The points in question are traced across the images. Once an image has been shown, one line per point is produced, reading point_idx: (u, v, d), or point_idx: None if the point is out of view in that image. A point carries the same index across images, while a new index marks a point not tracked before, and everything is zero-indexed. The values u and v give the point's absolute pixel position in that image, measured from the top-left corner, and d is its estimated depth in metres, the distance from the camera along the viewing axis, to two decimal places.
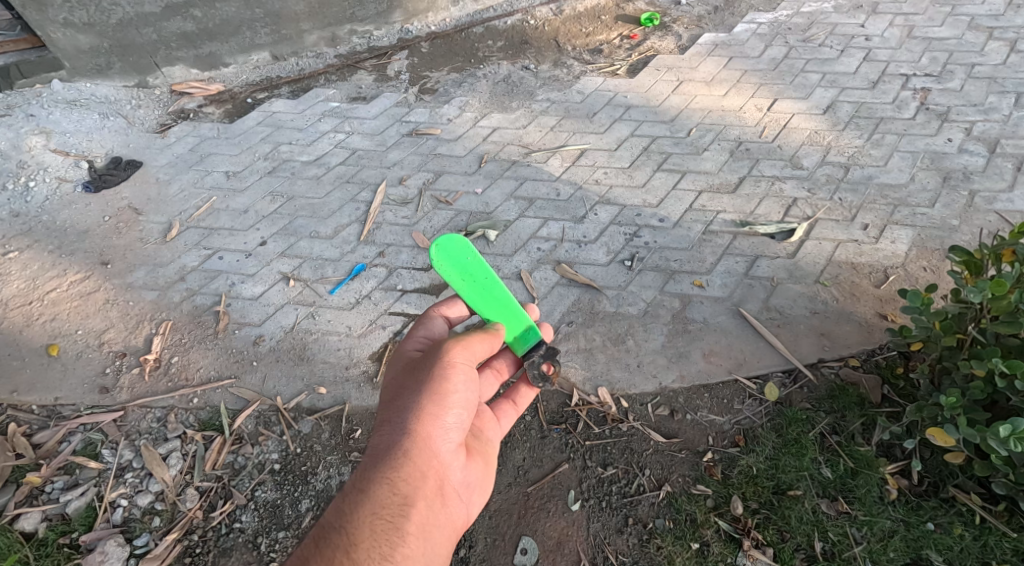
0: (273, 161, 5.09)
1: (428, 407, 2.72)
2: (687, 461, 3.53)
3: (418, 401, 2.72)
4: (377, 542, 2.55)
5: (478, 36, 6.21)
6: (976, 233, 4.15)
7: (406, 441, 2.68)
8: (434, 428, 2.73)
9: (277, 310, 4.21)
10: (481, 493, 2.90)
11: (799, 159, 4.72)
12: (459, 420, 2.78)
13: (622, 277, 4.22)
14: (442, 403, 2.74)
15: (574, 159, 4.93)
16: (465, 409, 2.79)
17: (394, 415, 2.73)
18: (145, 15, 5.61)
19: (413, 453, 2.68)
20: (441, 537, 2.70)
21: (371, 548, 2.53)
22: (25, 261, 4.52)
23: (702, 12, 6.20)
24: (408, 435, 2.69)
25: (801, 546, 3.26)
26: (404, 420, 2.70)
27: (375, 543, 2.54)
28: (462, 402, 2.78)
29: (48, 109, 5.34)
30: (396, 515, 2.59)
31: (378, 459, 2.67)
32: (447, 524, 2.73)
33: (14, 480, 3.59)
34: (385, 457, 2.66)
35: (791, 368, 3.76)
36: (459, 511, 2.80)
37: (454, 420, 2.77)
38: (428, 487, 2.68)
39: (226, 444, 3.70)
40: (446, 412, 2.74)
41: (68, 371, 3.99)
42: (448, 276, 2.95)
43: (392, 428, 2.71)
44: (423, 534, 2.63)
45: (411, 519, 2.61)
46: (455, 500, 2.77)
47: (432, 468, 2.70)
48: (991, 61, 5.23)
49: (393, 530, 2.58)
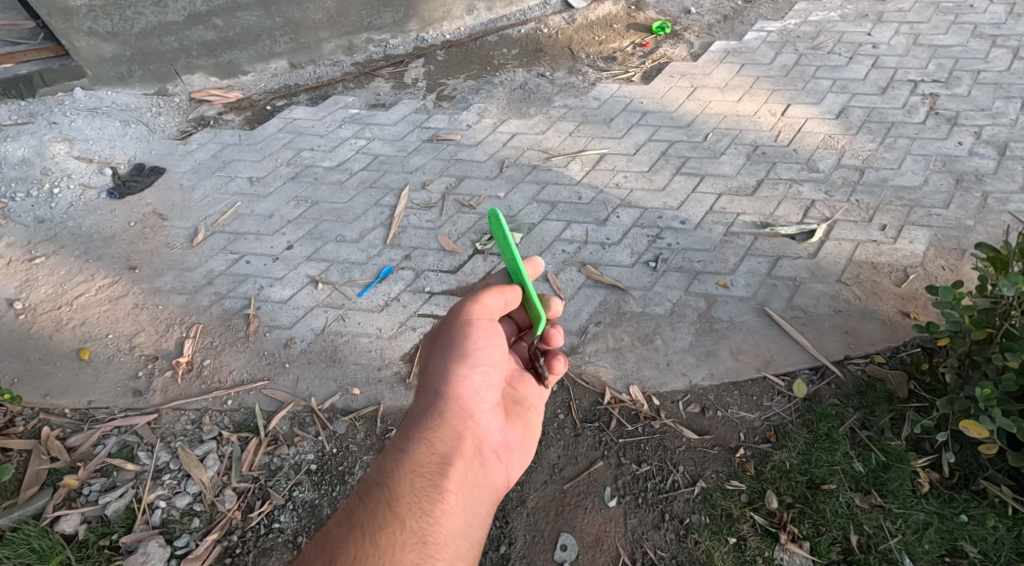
0: (296, 167, 5.23)
1: (458, 367, 2.76)
2: (720, 457, 3.57)
3: (448, 361, 2.75)
4: (418, 497, 2.53)
5: (492, 44, 6.31)
6: (993, 232, 4.22)
7: (441, 402, 2.71)
8: (467, 389, 2.76)
9: (307, 313, 4.31)
10: (520, 456, 2.89)
11: (815, 162, 4.80)
12: (489, 380, 2.81)
13: (647, 278, 4.27)
14: (471, 363, 2.78)
15: (593, 163, 5.00)
16: (495, 368, 2.82)
17: (428, 379, 2.77)
18: (168, 24, 5.70)
19: (447, 412, 2.70)
20: (482, 495, 2.68)
21: (411, 503, 2.51)
22: (52, 266, 4.67)
23: (712, 21, 6.31)
24: (442, 394, 2.72)
25: (837, 539, 3.31)
26: (437, 382, 2.74)
27: (415, 498, 2.52)
28: (492, 360, 2.81)
29: (71, 117, 5.49)
30: (434, 471, 2.59)
31: (413, 420, 2.70)
32: (487, 484, 2.71)
33: (51, 483, 3.65)
34: (421, 418, 2.69)
35: (818, 365, 3.81)
36: (498, 471, 2.78)
37: (485, 379, 2.80)
38: (465, 446, 2.68)
39: (262, 445, 3.75)
40: (476, 371, 2.78)
41: (99, 374, 4.09)
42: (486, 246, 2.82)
43: (427, 391, 2.75)
44: (463, 491, 2.61)
45: (450, 476, 2.60)
46: (493, 460, 2.76)
47: (468, 428, 2.72)
48: (995, 68, 5.34)
49: (432, 487, 2.56)
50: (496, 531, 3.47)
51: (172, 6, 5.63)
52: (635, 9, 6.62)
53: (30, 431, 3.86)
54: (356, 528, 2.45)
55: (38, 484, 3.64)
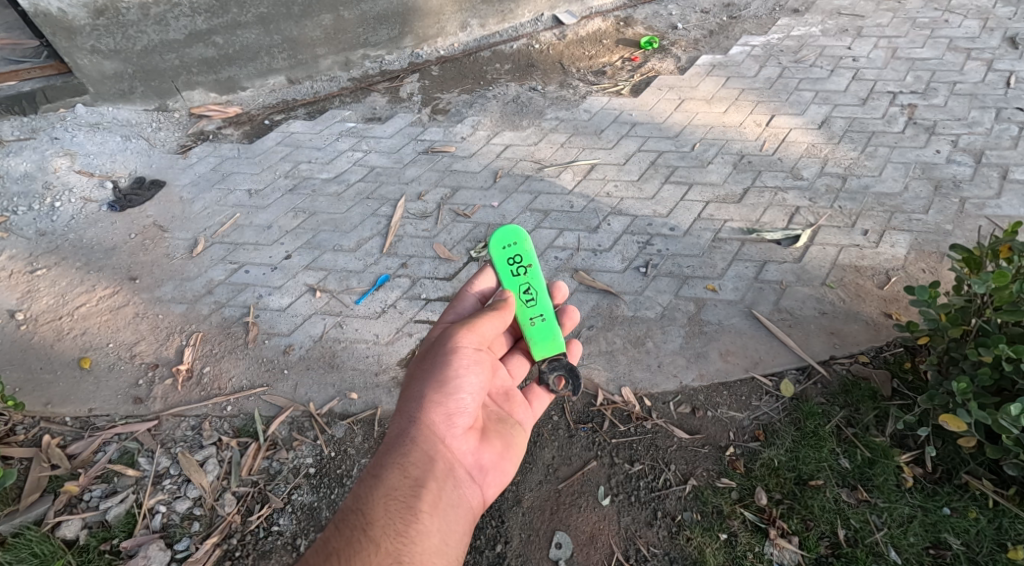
0: (294, 179, 5.35)
1: (433, 394, 2.93)
2: (710, 456, 3.67)
3: (423, 389, 2.94)
4: (392, 520, 2.70)
5: (486, 59, 6.48)
6: (971, 235, 4.36)
7: (414, 429, 2.89)
8: (440, 416, 2.93)
9: (305, 320, 4.41)
10: (497, 477, 3.04)
11: (799, 170, 4.95)
12: (465, 405, 2.98)
13: (637, 283, 4.39)
14: (447, 390, 2.95)
15: (584, 173, 5.14)
16: (471, 395, 2.99)
17: (404, 407, 2.95)
18: (169, 42, 5.83)
19: (420, 438, 2.88)
20: (457, 515, 2.84)
21: (385, 526, 2.68)
22: (53, 277, 4.77)
23: (698, 36, 6.49)
24: (415, 421, 2.90)
25: (825, 534, 3.40)
26: (411, 410, 2.92)
27: (389, 520, 2.69)
28: (469, 387, 2.99)
29: (72, 132, 5.61)
30: (408, 495, 2.76)
31: (388, 448, 2.87)
32: (461, 505, 2.87)
33: (52, 490, 3.72)
34: (394, 446, 2.86)
35: (804, 365, 3.92)
36: (473, 492, 2.94)
37: (458, 404, 2.97)
38: (437, 469, 2.86)
39: (261, 449, 3.84)
40: (451, 398, 2.95)
41: (100, 383, 4.18)
42: (499, 261, 3.22)
43: (402, 419, 2.93)
44: (436, 512, 2.77)
45: (423, 498, 2.77)
46: (466, 481, 2.93)
47: (439, 452, 2.89)
48: (971, 79, 5.51)
49: (406, 509, 2.73)
50: (493, 530, 3.55)
51: (173, 24, 5.77)
52: (624, 25, 6.79)
53: (31, 439, 3.94)
54: (333, 554, 2.60)
55: (39, 490, 3.71)
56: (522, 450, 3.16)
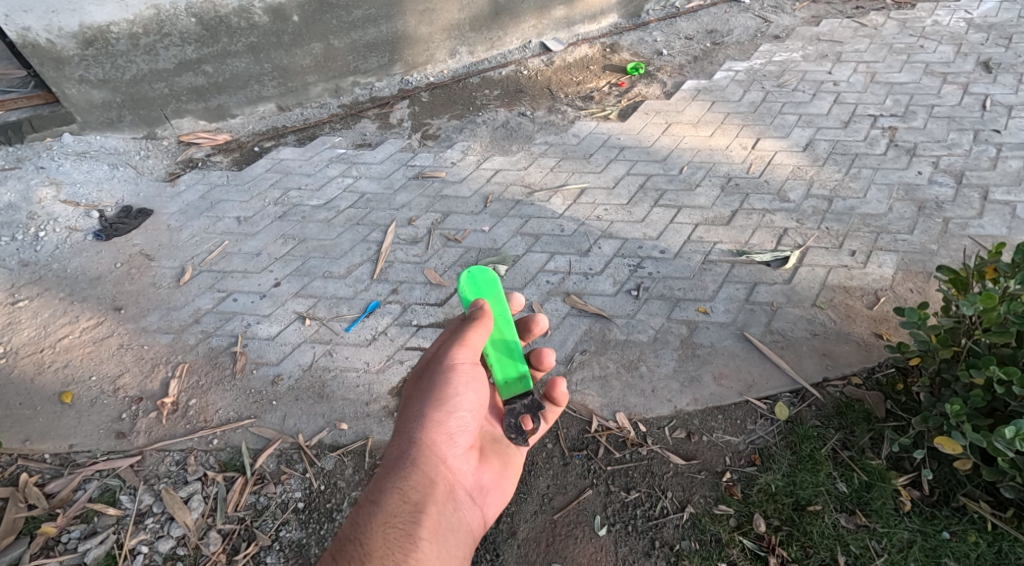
0: (283, 206, 5.33)
1: (433, 413, 2.88)
2: (707, 482, 3.64)
3: (424, 408, 2.88)
4: (391, 550, 2.63)
5: (475, 85, 6.53)
6: (956, 255, 4.40)
7: (413, 450, 2.84)
8: (440, 434, 2.88)
9: (294, 349, 4.37)
10: (496, 498, 3.02)
11: (786, 193, 4.98)
12: (463, 424, 2.92)
13: (629, 306, 4.38)
14: (447, 408, 2.89)
15: (575, 197, 5.14)
16: (470, 413, 2.93)
17: (404, 426, 2.89)
18: (158, 72, 5.82)
19: (419, 460, 2.83)
20: (457, 539, 2.80)
21: (384, 556, 2.61)
22: (36, 309, 4.71)
23: (683, 62, 6.55)
24: (414, 441, 2.85)
25: (825, 561, 3.37)
26: (411, 431, 2.86)
27: (389, 550, 2.62)
28: (468, 404, 2.92)
29: (58, 161, 5.56)
30: (408, 521, 2.70)
31: (387, 470, 2.81)
32: (461, 529, 2.83)
33: (28, 531, 3.64)
34: (393, 468, 2.81)
35: (797, 388, 3.91)
36: (471, 514, 2.91)
37: (459, 423, 2.91)
38: (436, 492, 2.80)
39: (247, 484, 3.78)
40: (451, 416, 2.89)
41: (82, 417, 4.10)
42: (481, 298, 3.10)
43: (400, 439, 2.88)
44: (436, 538, 2.72)
45: (423, 524, 2.71)
46: (465, 503, 2.88)
47: (439, 473, 2.84)
48: (948, 103, 5.58)
49: (406, 538, 2.67)
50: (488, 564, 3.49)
51: (163, 54, 5.75)
52: (610, 51, 6.87)
53: (9, 477, 3.86)
54: None
55: (15, 532, 3.63)
56: (518, 468, 3.15)
